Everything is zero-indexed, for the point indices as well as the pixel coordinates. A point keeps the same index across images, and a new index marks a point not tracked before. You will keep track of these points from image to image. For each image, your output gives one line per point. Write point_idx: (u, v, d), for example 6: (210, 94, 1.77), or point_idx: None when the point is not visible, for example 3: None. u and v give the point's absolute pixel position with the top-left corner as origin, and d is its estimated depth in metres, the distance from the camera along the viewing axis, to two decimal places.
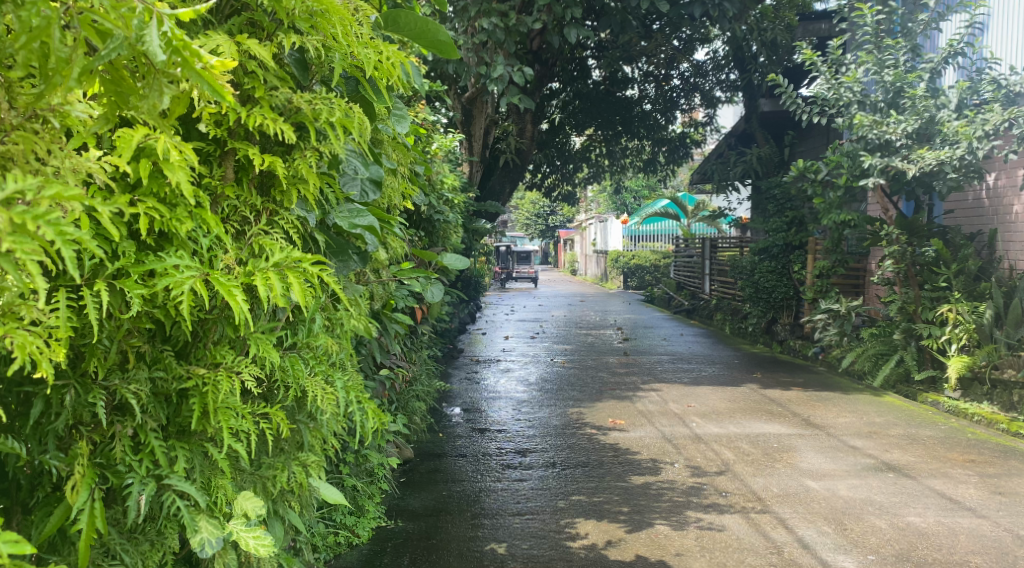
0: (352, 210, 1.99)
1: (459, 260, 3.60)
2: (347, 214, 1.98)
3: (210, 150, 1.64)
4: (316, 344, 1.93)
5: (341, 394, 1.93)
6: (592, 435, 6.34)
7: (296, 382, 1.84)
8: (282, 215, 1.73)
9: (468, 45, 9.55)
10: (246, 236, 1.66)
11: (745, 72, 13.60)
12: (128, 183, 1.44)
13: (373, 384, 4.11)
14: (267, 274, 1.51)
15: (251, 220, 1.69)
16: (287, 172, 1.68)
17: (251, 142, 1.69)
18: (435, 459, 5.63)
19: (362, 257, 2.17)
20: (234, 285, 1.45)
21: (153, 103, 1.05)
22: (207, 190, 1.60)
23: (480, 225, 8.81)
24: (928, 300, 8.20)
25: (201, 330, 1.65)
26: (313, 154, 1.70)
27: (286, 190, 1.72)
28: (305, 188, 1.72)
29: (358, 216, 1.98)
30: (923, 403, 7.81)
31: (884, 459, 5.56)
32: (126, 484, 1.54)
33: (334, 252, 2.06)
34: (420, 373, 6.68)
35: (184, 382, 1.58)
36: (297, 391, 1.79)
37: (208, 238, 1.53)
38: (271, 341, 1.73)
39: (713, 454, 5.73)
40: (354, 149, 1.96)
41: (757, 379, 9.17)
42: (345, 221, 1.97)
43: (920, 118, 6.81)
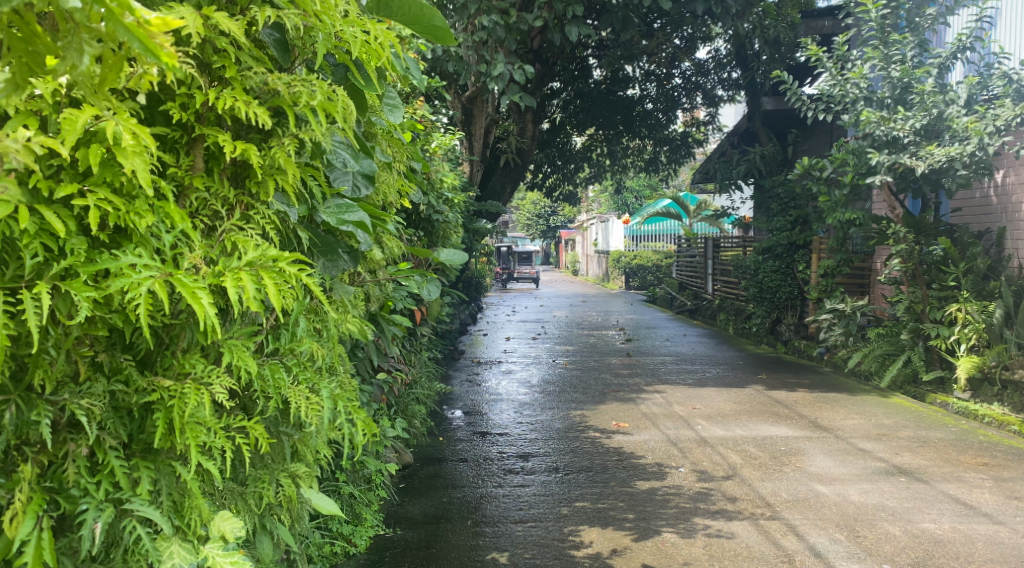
0: (341, 206, 1.87)
1: (457, 257, 3.45)
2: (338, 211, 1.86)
3: (177, 138, 1.52)
4: (300, 349, 1.79)
5: (328, 405, 1.79)
6: (595, 438, 6.22)
7: (278, 393, 1.71)
8: (258, 209, 1.61)
9: (468, 44, 9.44)
10: (218, 232, 1.53)
11: (747, 70, 13.49)
12: (81, 174, 1.33)
13: (370, 388, 3.99)
14: (238, 275, 1.39)
15: (224, 215, 1.56)
16: (263, 161, 1.56)
17: (224, 128, 1.57)
18: (435, 463, 5.52)
19: (353, 256, 2.04)
20: (198, 287, 1.33)
21: (70, 65, 0.89)
22: (172, 181, 1.49)
23: (480, 224, 8.67)
24: (936, 299, 8.07)
25: (167, 336, 1.53)
26: (292, 142, 1.57)
27: (262, 181, 1.59)
28: (283, 179, 1.58)
29: (347, 212, 1.86)
30: (932, 405, 7.68)
31: (895, 462, 5.43)
32: (81, 510, 1.42)
33: (322, 251, 1.93)
34: (421, 376, 6.56)
35: (147, 396, 1.46)
36: (282, 402, 1.65)
37: (172, 234, 1.41)
38: (247, 349, 1.60)
39: (720, 458, 5.59)
40: (343, 141, 1.82)
41: (762, 380, 9.04)
42: (335, 216, 1.85)
43: (928, 114, 6.68)
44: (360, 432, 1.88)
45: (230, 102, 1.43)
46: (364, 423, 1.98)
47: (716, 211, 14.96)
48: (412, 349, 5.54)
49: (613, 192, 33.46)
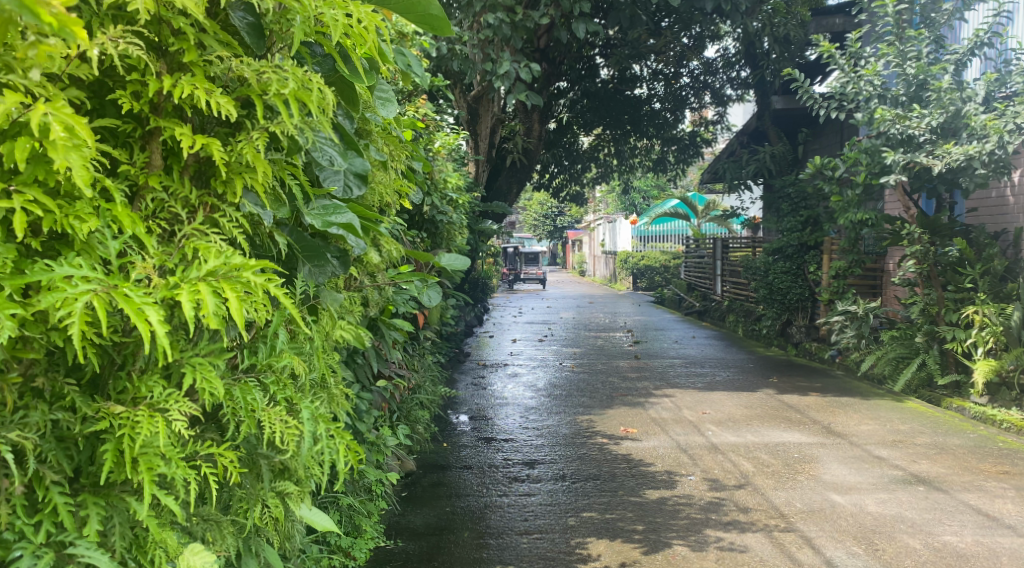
0: (329, 207, 1.69)
1: (459, 260, 3.31)
2: (327, 212, 1.68)
3: (131, 132, 1.39)
4: (279, 365, 1.62)
5: (307, 427, 1.61)
6: (603, 445, 6.08)
7: (253, 414, 1.53)
8: (224, 211, 1.46)
9: (473, 42, 9.33)
10: (177, 237, 1.38)
11: (756, 69, 13.32)
12: (13, 173, 1.19)
13: (371, 395, 3.85)
14: (197, 286, 1.24)
15: (184, 217, 1.41)
16: (229, 157, 1.41)
17: (187, 121, 1.43)
18: (439, 471, 5.39)
19: (344, 260, 1.90)
20: (147, 302, 1.19)
21: None
22: (125, 179, 1.36)
23: (486, 226, 8.55)
24: (952, 301, 7.89)
25: (120, 355, 1.38)
26: (262, 137, 1.42)
27: (228, 180, 1.44)
28: (253, 178, 1.43)
29: (335, 212, 1.68)
30: (947, 409, 7.50)
31: (912, 470, 5.26)
32: (15, 557, 1.25)
33: (309, 256, 1.75)
34: (425, 380, 6.44)
35: (94, 424, 1.31)
36: (252, 426, 1.49)
37: (119, 241, 1.28)
38: (214, 366, 1.45)
39: (731, 466, 5.45)
40: (329, 137, 1.69)
41: (773, 383, 8.87)
42: (323, 217, 1.67)
43: (945, 112, 6.50)
44: (342, 458, 1.69)
45: (189, 90, 1.29)
46: (349, 449, 1.79)
47: (725, 212, 14.79)
48: (415, 354, 5.41)
49: (620, 192, 33.30)
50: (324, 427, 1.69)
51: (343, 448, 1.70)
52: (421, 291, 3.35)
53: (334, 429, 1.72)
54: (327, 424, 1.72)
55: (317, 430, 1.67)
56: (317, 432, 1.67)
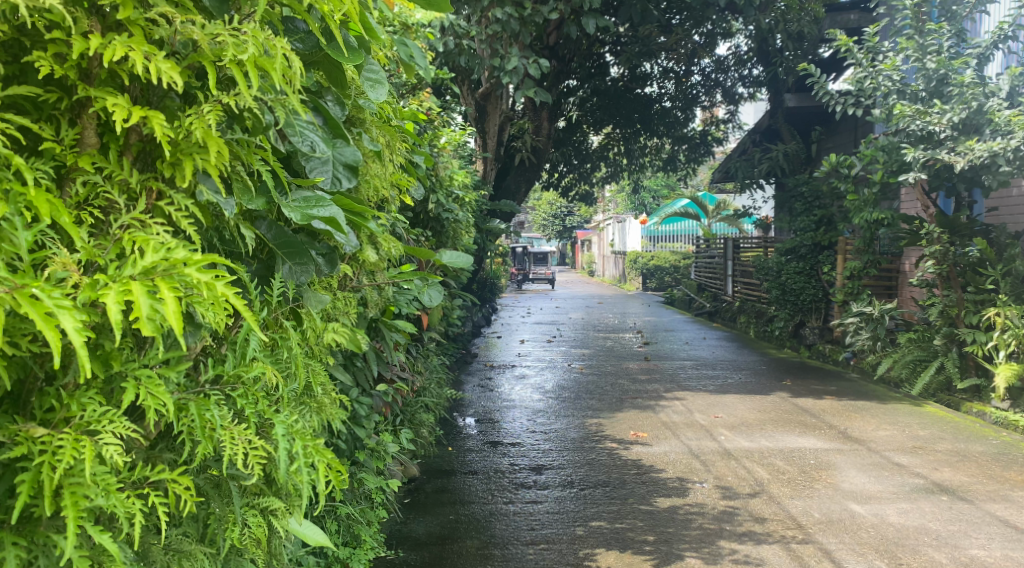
0: (310, 196, 1.50)
1: (462, 257, 3.14)
2: (307, 202, 1.49)
3: (57, 103, 1.18)
4: (250, 375, 1.38)
5: (281, 446, 1.35)
6: (613, 450, 5.90)
7: (220, 435, 1.26)
8: (173, 197, 1.23)
9: (481, 38, 9.17)
10: (114, 227, 1.14)
11: (769, 66, 13.10)
12: None
13: (370, 400, 3.68)
14: (129, 287, 0.99)
15: (123, 205, 1.18)
16: (177, 134, 1.18)
17: (130, 92, 1.21)
18: (443, 476, 5.23)
19: (330, 258, 1.73)
20: (58, 307, 0.94)
21: None
22: (49, 160, 1.13)
23: (493, 224, 8.38)
24: (972, 303, 7.67)
25: (43, 365, 1.10)
26: (219, 110, 1.19)
27: (178, 161, 1.21)
28: (207, 159, 1.20)
29: (316, 201, 1.49)
30: (967, 414, 7.30)
31: (934, 479, 5.06)
32: None
33: (290, 253, 1.56)
34: (429, 382, 6.29)
35: (10, 448, 1.03)
36: (212, 450, 1.22)
37: (37, 233, 1.04)
38: (164, 381, 1.19)
39: (745, 472, 5.27)
40: (311, 120, 1.53)
41: (786, 386, 8.68)
42: (303, 205, 1.48)
43: (967, 107, 6.26)
44: (323, 481, 1.42)
45: (122, 53, 1.07)
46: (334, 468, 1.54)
47: (736, 211, 14.58)
48: (418, 356, 5.26)
49: (630, 192, 33.15)
50: (303, 447, 1.42)
51: (323, 472, 1.44)
52: (422, 291, 3.19)
53: (315, 448, 1.44)
54: (309, 440, 1.45)
55: (296, 449, 1.41)
56: (294, 453, 1.40)
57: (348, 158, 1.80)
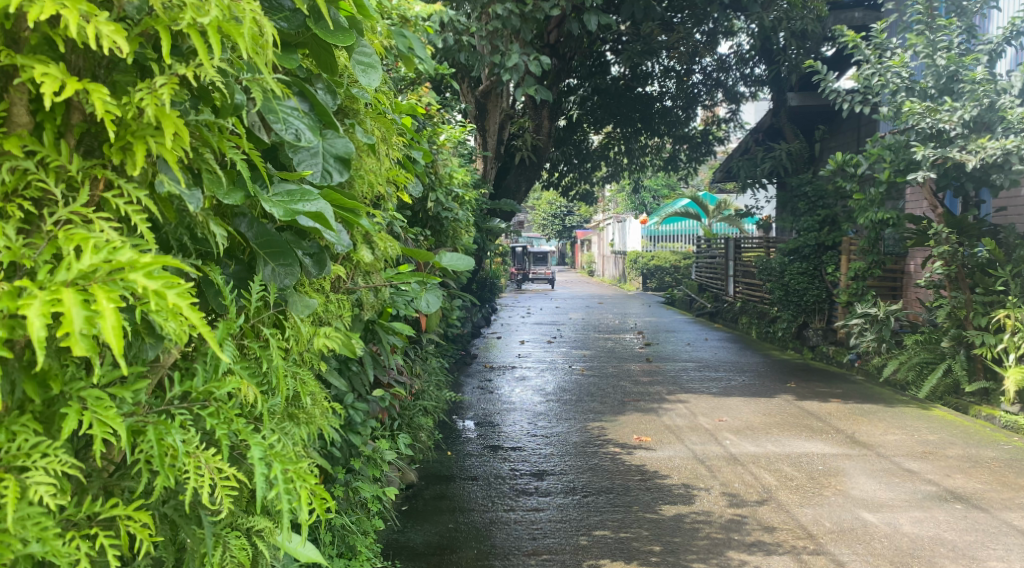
0: (295, 191, 1.36)
1: (462, 260, 3.00)
2: (293, 198, 1.34)
3: None
4: (222, 391, 1.23)
5: (256, 474, 1.20)
6: (615, 455, 5.76)
7: (182, 461, 1.11)
8: (124, 187, 1.07)
9: (480, 34, 9.03)
10: (52, 221, 0.99)
11: (772, 64, 12.97)
12: None
13: (366, 406, 3.54)
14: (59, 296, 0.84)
15: (63, 196, 1.02)
16: (125, 113, 1.03)
17: (71, 64, 1.05)
18: (442, 482, 5.09)
19: (318, 260, 1.58)
20: None
21: None
22: None
23: (493, 224, 8.23)
24: (980, 304, 7.51)
25: None
26: (175, 87, 1.04)
27: (127, 144, 1.05)
28: (161, 143, 1.04)
29: (302, 196, 1.34)
30: (976, 418, 7.16)
31: (947, 486, 4.92)
32: None
33: (273, 254, 1.41)
34: (428, 384, 6.15)
35: None
36: (171, 479, 1.07)
37: None
38: (112, 398, 1.04)
39: (752, 479, 5.12)
40: (296, 107, 1.39)
41: (791, 388, 8.55)
42: (287, 201, 1.33)
43: (978, 105, 6.11)
44: (306, 510, 1.27)
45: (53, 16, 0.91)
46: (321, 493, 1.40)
47: (738, 211, 14.44)
48: (417, 358, 5.12)
49: (630, 191, 33.01)
50: (284, 472, 1.27)
51: (306, 499, 1.29)
52: (419, 296, 3.04)
53: (296, 472, 1.29)
54: (290, 464, 1.30)
55: (275, 475, 1.26)
56: (273, 479, 1.25)
57: (339, 150, 1.69)
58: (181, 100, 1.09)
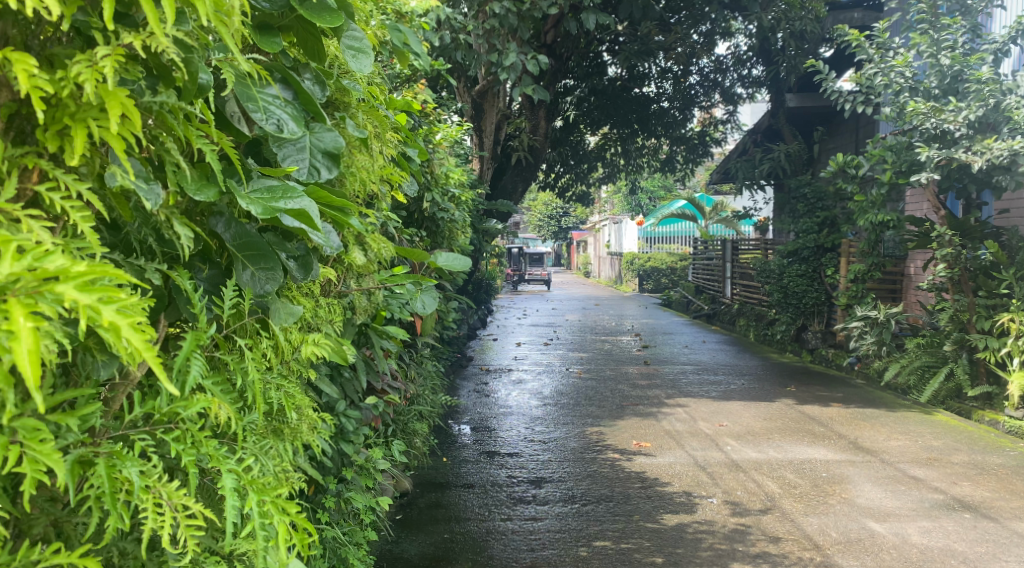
0: (277, 186, 1.23)
1: (458, 260, 2.87)
2: (275, 194, 1.21)
3: None
4: (187, 414, 1.11)
5: (226, 511, 1.09)
6: (615, 461, 5.64)
7: (136, 497, 1.00)
8: (67, 176, 0.94)
9: (477, 32, 8.89)
10: None
11: (771, 65, 12.89)
12: None
13: (359, 414, 3.40)
14: None
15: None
16: (65, 93, 0.90)
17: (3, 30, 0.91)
18: (437, 490, 4.96)
19: (303, 263, 1.46)
20: None
21: None
22: None
23: (490, 225, 8.10)
24: (983, 308, 7.40)
25: None
26: (117, 57, 0.90)
27: (64, 127, 0.92)
28: (104, 125, 0.91)
29: (285, 193, 1.22)
30: (979, 423, 7.06)
31: (954, 494, 4.81)
32: None
33: (253, 257, 1.28)
34: (423, 389, 6.02)
35: None
36: (120, 518, 0.96)
37: None
38: (51, 423, 0.92)
39: (755, 487, 5.00)
40: (278, 93, 1.26)
41: (791, 392, 8.44)
42: (268, 198, 1.20)
43: (984, 105, 6.01)
44: (284, 548, 1.16)
45: None
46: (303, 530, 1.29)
47: (736, 213, 14.34)
48: (412, 362, 4.99)
49: (627, 192, 32.91)
50: (259, 503, 1.17)
51: (284, 534, 1.19)
52: (415, 296, 2.86)
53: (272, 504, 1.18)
54: (267, 496, 1.19)
55: (250, 507, 1.15)
56: (247, 512, 1.14)
57: (329, 144, 1.59)
58: (134, 79, 0.96)
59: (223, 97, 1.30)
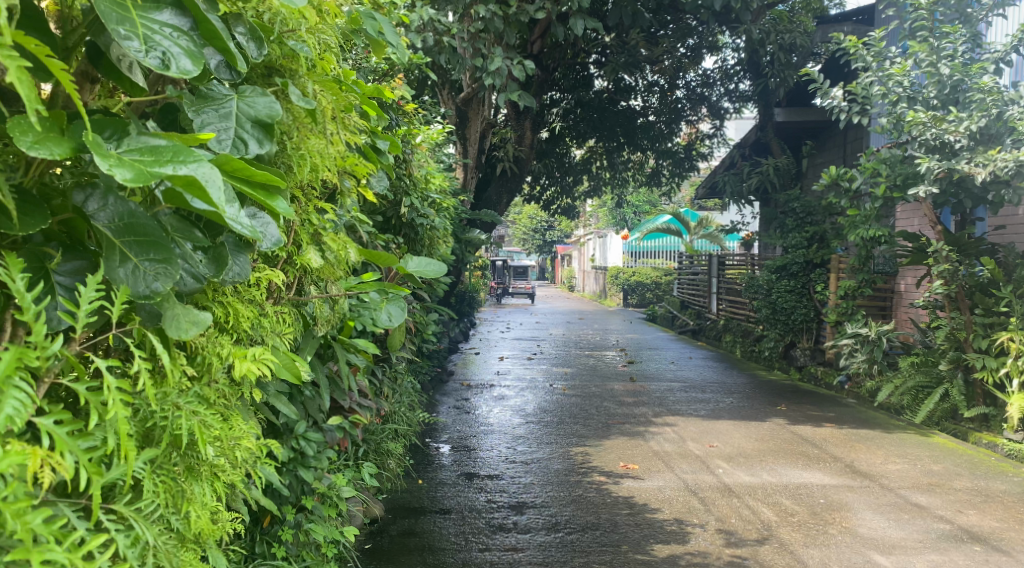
0: (166, 147, 0.94)
1: (432, 266, 2.52)
2: (160, 156, 0.93)
3: None
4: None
5: None
6: (600, 485, 5.31)
7: None
8: None
9: (462, 36, 8.59)
10: None
11: (759, 78, 12.57)
12: None
13: (320, 436, 3.05)
14: None
15: None
16: None
17: None
18: (411, 516, 4.61)
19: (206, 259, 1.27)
20: None
21: None
22: None
23: (472, 235, 7.77)
24: (981, 326, 7.14)
25: None
26: None
27: None
28: None
29: (174, 154, 0.93)
30: (977, 445, 6.81)
31: (961, 524, 4.53)
32: None
33: (144, 242, 1.03)
34: (399, 406, 5.68)
35: None
36: None
37: None
38: None
39: (750, 514, 4.69)
40: (153, 22, 1.02)
41: (782, 412, 8.16)
42: (151, 159, 0.92)
43: (986, 115, 5.81)
44: None
45: None
46: None
47: (724, 227, 14.12)
48: (385, 378, 4.65)
49: (613, 206, 32.75)
50: None
51: None
52: (381, 307, 2.45)
53: None
54: None
55: None
56: None
57: (262, 114, 1.33)
58: None
59: (106, 36, 1.04)
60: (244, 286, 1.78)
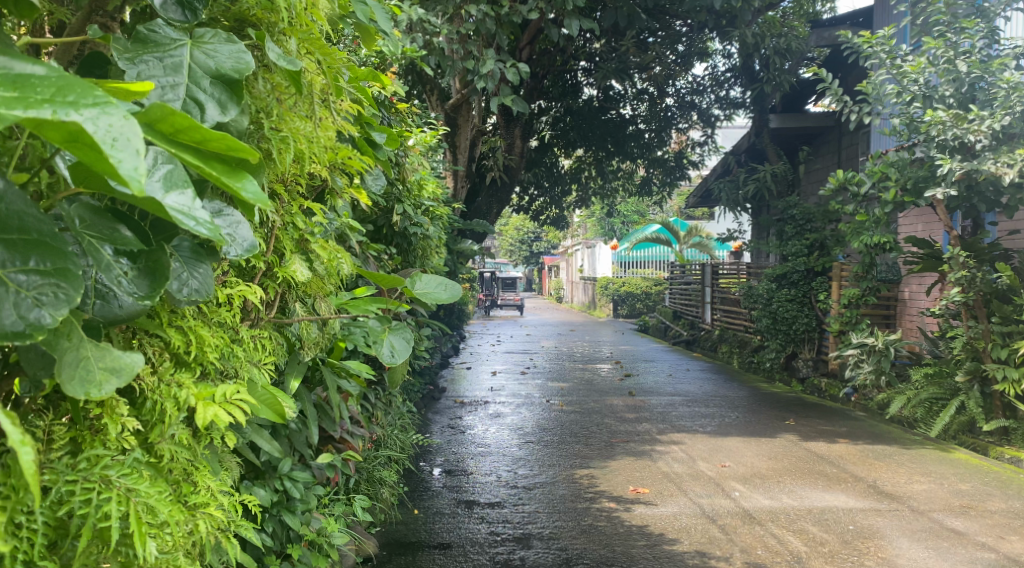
0: (47, 76, 0.65)
1: (446, 288, 2.01)
2: (30, 94, 0.63)
3: None
4: None
5: None
6: (611, 512, 4.92)
7: None
8: None
9: (452, 37, 8.23)
10: None
11: (754, 83, 12.21)
12: None
13: (304, 475, 2.63)
14: None
15: None
16: None
17: None
18: (408, 553, 4.20)
19: (139, 272, 0.91)
20: None
21: None
22: None
23: (465, 245, 7.36)
24: (999, 335, 6.84)
25: None
26: None
27: None
28: None
29: (55, 91, 0.64)
30: (999, 460, 6.49)
31: (1006, 552, 4.18)
32: None
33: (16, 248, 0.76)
34: (390, 429, 5.27)
35: None
36: None
37: None
38: None
39: (778, 544, 4.31)
40: None
41: (792, 427, 7.80)
42: (12, 96, 0.62)
43: (1010, 112, 5.57)
44: None
45: None
46: None
47: (719, 235, 13.81)
48: (377, 402, 4.24)
49: (601, 215, 32.40)
50: None
51: None
52: (382, 337, 1.95)
53: None
54: None
55: None
56: None
57: (225, 66, 1.00)
58: None
59: None
60: (210, 305, 1.39)
